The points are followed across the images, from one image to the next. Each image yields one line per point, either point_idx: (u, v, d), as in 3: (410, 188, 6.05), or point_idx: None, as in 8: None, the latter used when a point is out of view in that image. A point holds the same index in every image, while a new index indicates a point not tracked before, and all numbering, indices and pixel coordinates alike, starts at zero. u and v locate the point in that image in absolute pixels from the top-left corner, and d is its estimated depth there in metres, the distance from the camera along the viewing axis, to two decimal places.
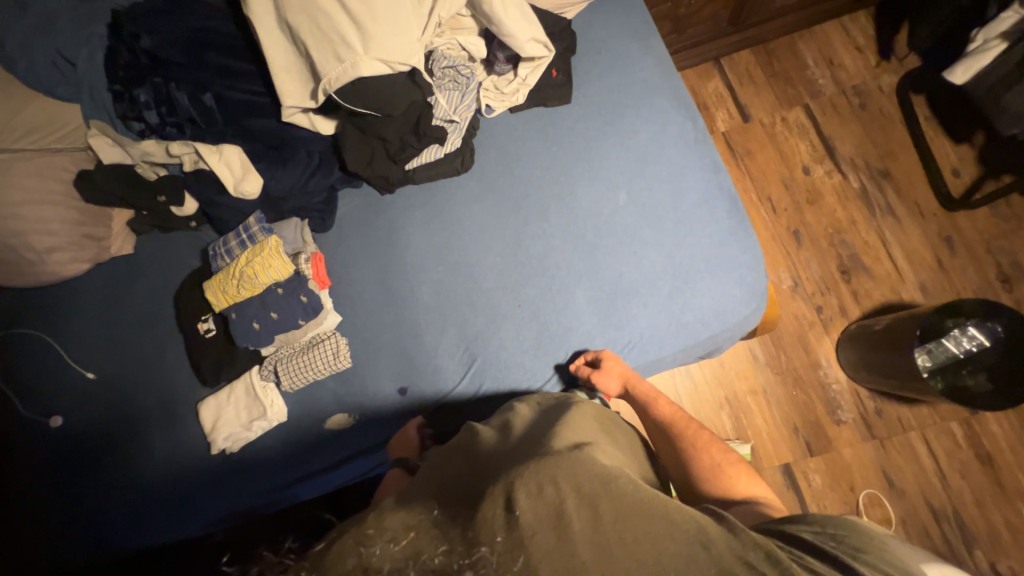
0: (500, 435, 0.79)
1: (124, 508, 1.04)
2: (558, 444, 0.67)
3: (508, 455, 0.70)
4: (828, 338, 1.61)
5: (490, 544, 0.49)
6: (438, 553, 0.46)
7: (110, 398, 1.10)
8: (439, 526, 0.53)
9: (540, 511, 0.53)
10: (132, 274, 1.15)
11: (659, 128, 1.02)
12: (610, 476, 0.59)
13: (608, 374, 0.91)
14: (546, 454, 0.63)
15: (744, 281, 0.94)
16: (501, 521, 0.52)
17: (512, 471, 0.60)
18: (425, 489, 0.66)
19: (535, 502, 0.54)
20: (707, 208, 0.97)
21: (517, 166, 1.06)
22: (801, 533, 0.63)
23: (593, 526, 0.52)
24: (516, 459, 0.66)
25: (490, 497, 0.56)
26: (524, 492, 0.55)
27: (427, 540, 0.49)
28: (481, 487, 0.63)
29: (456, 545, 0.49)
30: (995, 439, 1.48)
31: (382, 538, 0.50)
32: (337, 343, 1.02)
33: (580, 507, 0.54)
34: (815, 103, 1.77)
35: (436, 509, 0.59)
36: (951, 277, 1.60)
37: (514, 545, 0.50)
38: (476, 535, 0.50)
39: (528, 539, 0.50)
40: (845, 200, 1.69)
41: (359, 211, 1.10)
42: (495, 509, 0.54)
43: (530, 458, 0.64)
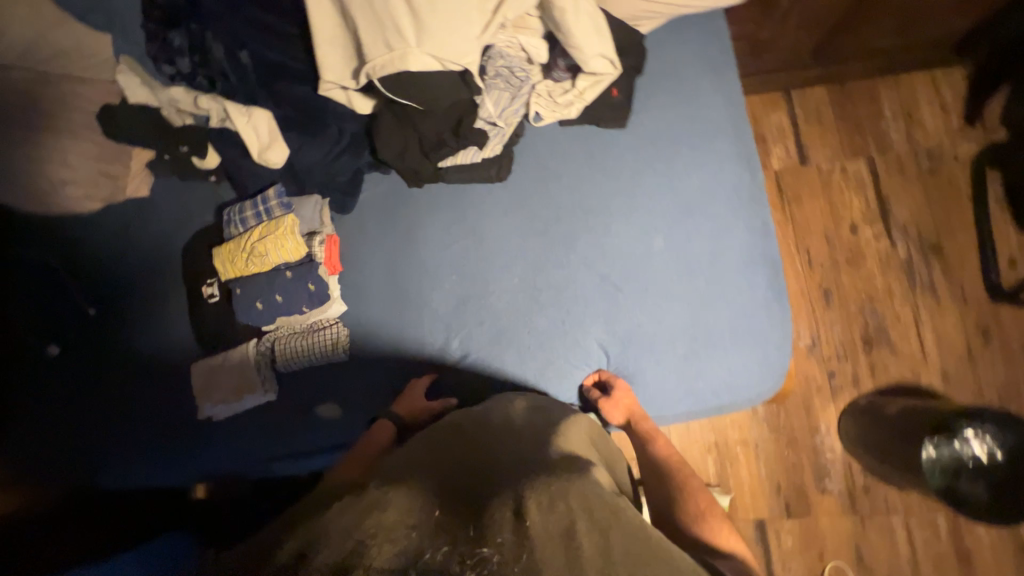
0: (502, 428, 0.77)
1: (112, 443, 1.06)
2: (560, 457, 0.65)
3: (511, 455, 0.69)
4: (834, 406, 1.56)
5: (494, 545, 0.49)
6: (438, 553, 0.47)
7: (106, 341, 1.10)
8: (440, 524, 0.53)
9: (550, 526, 0.51)
10: (145, 217, 1.12)
11: (713, 175, 0.95)
12: (621, 509, 0.56)
13: (615, 405, 0.90)
14: (556, 470, 0.61)
15: (766, 359, 0.89)
16: (510, 529, 0.51)
17: (523, 482, 0.59)
18: (422, 473, 0.66)
19: (546, 515, 0.52)
20: (746, 273, 0.91)
21: (554, 186, 1.00)
22: None
23: (604, 554, 0.49)
24: (522, 468, 0.63)
25: (501, 504, 0.56)
26: (535, 504, 0.54)
27: (431, 539, 0.50)
28: (490, 487, 0.61)
29: (459, 545, 0.49)
30: (977, 540, 1.46)
31: (381, 528, 0.50)
32: (339, 333, 1.01)
33: (590, 533, 0.51)
34: (881, 158, 1.65)
35: (440, 511, 0.57)
36: (977, 369, 1.52)
37: (518, 549, 0.48)
38: (481, 539, 0.50)
39: (532, 544, 0.49)
40: (887, 268, 1.60)
41: (381, 199, 1.05)
42: (505, 518, 0.53)
43: (534, 467, 0.63)
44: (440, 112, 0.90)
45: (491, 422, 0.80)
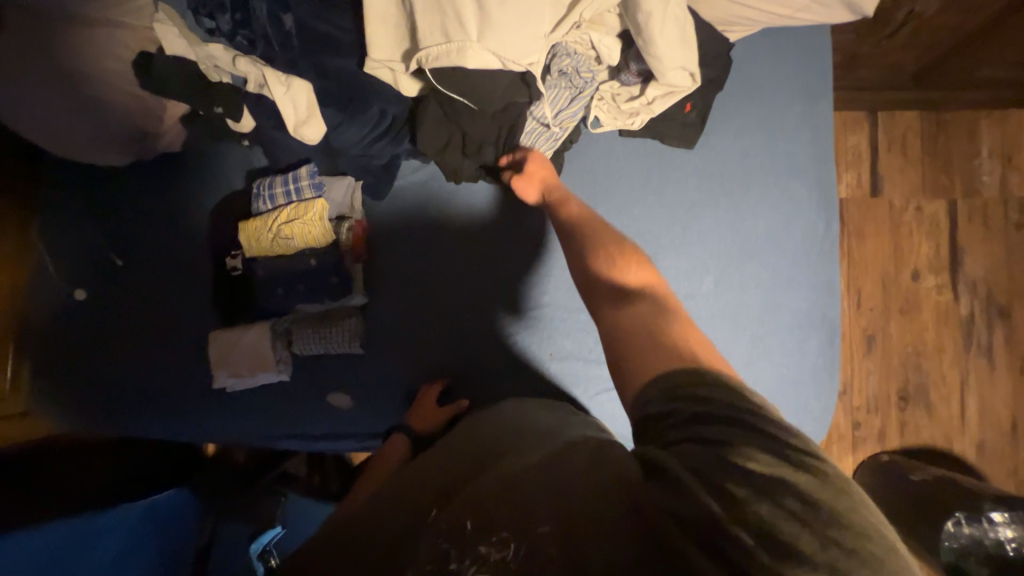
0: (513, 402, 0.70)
1: (131, 393, 1.08)
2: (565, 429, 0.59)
3: (517, 419, 0.63)
4: (851, 457, 1.49)
5: (490, 542, 0.47)
6: (435, 555, 0.47)
7: (128, 297, 1.10)
8: (437, 508, 0.51)
9: (547, 516, 0.47)
10: (178, 173, 1.10)
11: (782, 220, 0.85)
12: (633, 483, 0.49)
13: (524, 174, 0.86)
14: (568, 449, 0.54)
15: (800, 429, 0.83)
16: (502, 509, 0.48)
17: (517, 451, 0.55)
18: (429, 448, 0.64)
19: (538, 489, 0.49)
20: (798, 335, 0.84)
21: (603, 205, 0.91)
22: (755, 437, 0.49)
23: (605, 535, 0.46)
24: (532, 442, 0.57)
25: (490, 472, 0.53)
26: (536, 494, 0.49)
27: (430, 532, 0.49)
28: (494, 449, 0.57)
29: (455, 537, 0.48)
30: None
31: (383, 530, 0.51)
32: (356, 326, 0.97)
33: (583, 514, 0.47)
34: (964, 202, 1.48)
35: (440, 495, 0.52)
36: (1016, 446, 1.43)
37: (513, 539, 0.46)
38: (478, 530, 0.47)
39: (530, 539, 0.46)
40: (943, 324, 1.47)
41: (415, 189, 1.00)
42: (503, 506, 0.49)
43: (542, 439, 0.57)
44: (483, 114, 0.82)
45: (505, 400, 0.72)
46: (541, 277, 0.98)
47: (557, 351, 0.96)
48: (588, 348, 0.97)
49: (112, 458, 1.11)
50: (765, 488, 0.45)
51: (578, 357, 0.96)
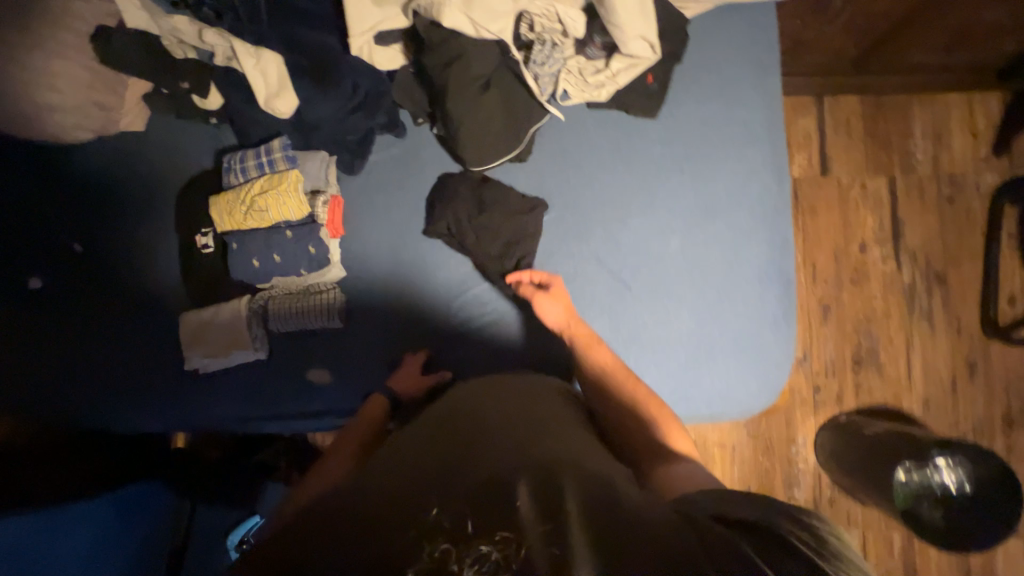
0: (495, 395, 0.70)
1: (95, 382, 1.04)
2: (556, 435, 0.61)
3: (504, 418, 0.64)
4: (813, 419, 1.57)
5: (491, 541, 0.45)
6: (432, 552, 0.44)
7: (88, 281, 1.05)
8: (432, 505, 0.49)
9: (544, 507, 0.49)
10: (138, 153, 1.06)
11: (740, 184, 0.91)
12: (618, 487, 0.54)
13: (551, 303, 0.88)
14: (557, 453, 0.57)
15: (764, 376, 0.89)
16: (506, 510, 0.48)
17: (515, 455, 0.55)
18: (411, 441, 0.61)
19: (541, 492, 0.50)
20: (758, 287, 0.90)
21: (574, 174, 0.95)
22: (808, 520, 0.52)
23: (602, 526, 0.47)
24: (524, 444, 0.58)
25: (493, 475, 0.52)
26: (530, 485, 0.51)
27: (427, 530, 0.46)
28: (488, 447, 0.57)
29: (453, 535, 0.46)
30: (929, 562, 1.50)
31: (371, 528, 0.47)
32: (335, 299, 0.96)
33: (593, 520, 0.48)
34: (902, 179, 1.61)
35: (434, 493, 0.50)
36: (957, 400, 1.55)
37: (518, 540, 0.45)
38: (479, 524, 0.46)
39: (529, 534, 0.46)
40: (888, 291, 1.59)
41: (391, 165, 1.00)
42: (499, 498, 0.49)
43: (533, 441, 0.59)
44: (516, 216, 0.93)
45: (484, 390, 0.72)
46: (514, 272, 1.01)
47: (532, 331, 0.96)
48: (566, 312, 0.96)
49: (74, 452, 1.05)
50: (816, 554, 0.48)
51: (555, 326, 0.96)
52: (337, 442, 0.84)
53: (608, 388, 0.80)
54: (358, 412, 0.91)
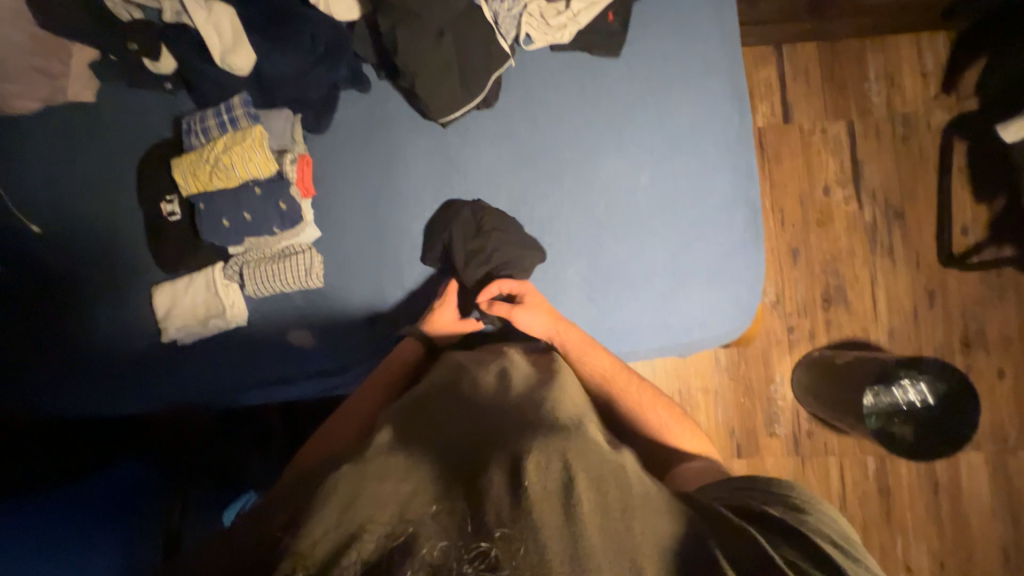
0: (495, 387, 0.72)
1: (68, 367, 1.01)
2: (557, 417, 0.62)
3: (505, 408, 0.65)
4: (789, 358, 1.63)
5: (493, 536, 0.46)
6: (433, 548, 0.45)
7: (48, 259, 1.01)
8: (434, 502, 0.50)
9: (548, 490, 0.49)
10: (91, 126, 1.02)
11: (703, 116, 0.94)
12: (620, 470, 0.56)
13: (532, 312, 0.88)
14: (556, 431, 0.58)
15: (738, 299, 0.93)
16: (508, 502, 0.48)
17: (517, 440, 0.56)
18: (412, 431, 0.62)
19: (545, 476, 0.50)
20: (726, 215, 0.93)
21: (542, 116, 0.96)
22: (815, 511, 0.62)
23: (602, 512, 0.50)
24: (524, 428, 0.58)
25: (494, 466, 0.52)
26: (532, 463, 0.51)
27: (428, 528, 0.47)
28: (489, 442, 0.58)
29: (455, 534, 0.46)
30: (902, 482, 1.59)
31: (370, 518, 0.47)
32: (311, 260, 0.95)
33: (596, 508, 0.50)
34: (859, 122, 1.67)
35: (436, 492, 0.50)
36: (919, 328, 1.64)
37: (519, 537, 0.46)
38: (479, 518, 0.47)
39: (532, 525, 0.46)
40: (852, 230, 1.66)
41: (358, 119, 0.98)
42: (498, 487, 0.50)
43: (531, 424, 0.59)
44: (520, 243, 0.92)
45: (483, 378, 0.75)
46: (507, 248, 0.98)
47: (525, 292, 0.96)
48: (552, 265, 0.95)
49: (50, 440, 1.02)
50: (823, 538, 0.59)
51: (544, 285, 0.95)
52: (363, 391, 0.85)
53: (615, 395, 0.84)
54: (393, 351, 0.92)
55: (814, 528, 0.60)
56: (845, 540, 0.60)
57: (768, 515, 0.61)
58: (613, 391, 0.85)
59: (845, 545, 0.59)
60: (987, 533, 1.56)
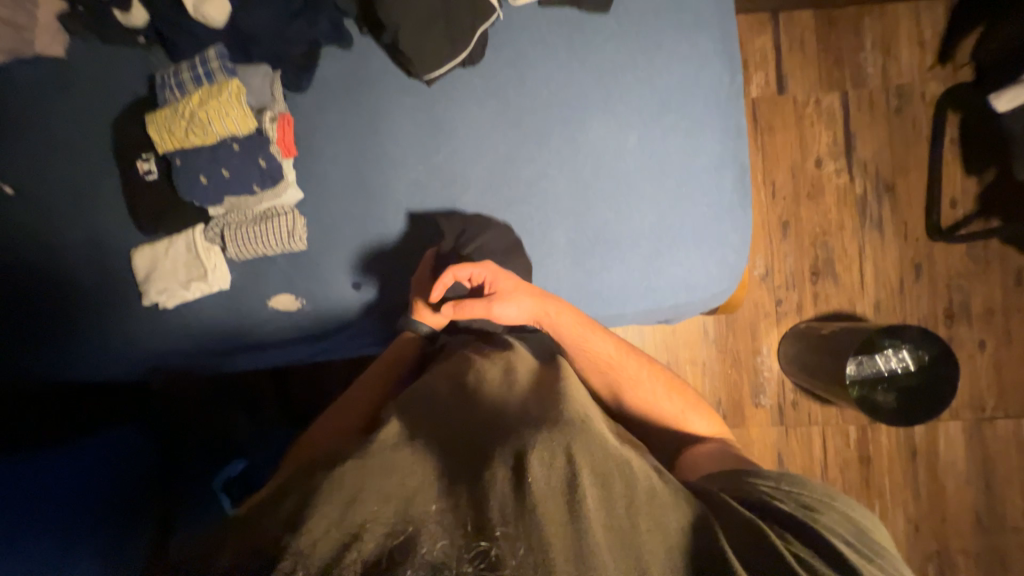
0: (500, 373, 0.71)
1: (46, 330, 0.99)
2: (563, 408, 0.60)
3: (508, 396, 0.64)
4: (776, 330, 1.65)
5: (495, 536, 0.47)
6: (435, 549, 0.46)
7: (22, 220, 0.98)
8: (437, 501, 0.50)
9: (551, 485, 0.50)
10: (61, 81, 0.98)
11: (693, 75, 0.92)
12: (626, 464, 0.56)
13: (506, 303, 0.83)
14: (560, 421, 0.57)
15: (724, 261, 0.93)
16: (511, 500, 0.49)
17: (520, 432, 0.55)
18: (415, 420, 0.62)
19: (548, 472, 0.51)
20: (714, 175, 0.92)
21: (529, 74, 0.93)
22: (835, 513, 0.63)
23: (603, 505, 0.52)
24: (530, 419, 0.58)
25: (499, 460, 0.52)
26: (537, 459, 0.51)
27: (429, 528, 0.48)
28: (495, 430, 0.57)
29: (456, 534, 0.47)
30: (882, 449, 1.63)
31: (374, 517, 0.48)
32: (294, 221, 0.93)
33: (600, 503, 0.51)
34: (853, 93, 1.66)
35: (439, 491, 0.51)
36: (904, 301, 1.65)
37: (520, 536, 0.47)
38: (481, 518, 0.48)
39: (534, 523, 0.47)
40: (842, 203, 1.66)
41: (340, 75, 0.95)
42: (499, 482, 0.50)
43: (535, 415, 0.59)
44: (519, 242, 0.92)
45: (488, 371, 0.71)
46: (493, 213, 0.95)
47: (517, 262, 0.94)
48: (540, 227, 0.93)
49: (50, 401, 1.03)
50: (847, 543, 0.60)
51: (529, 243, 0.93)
52: (368, 381, 0.85)
53: (622, 381, 0.85)
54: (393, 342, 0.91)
55: (827, 530, 0.61)
56: (860, 541, 0.61)
57: (784, 514, 0.62)
58: (617, 376, 0.85)
59: (862, 546, 0.60)
60: (962, 498, 1.62)
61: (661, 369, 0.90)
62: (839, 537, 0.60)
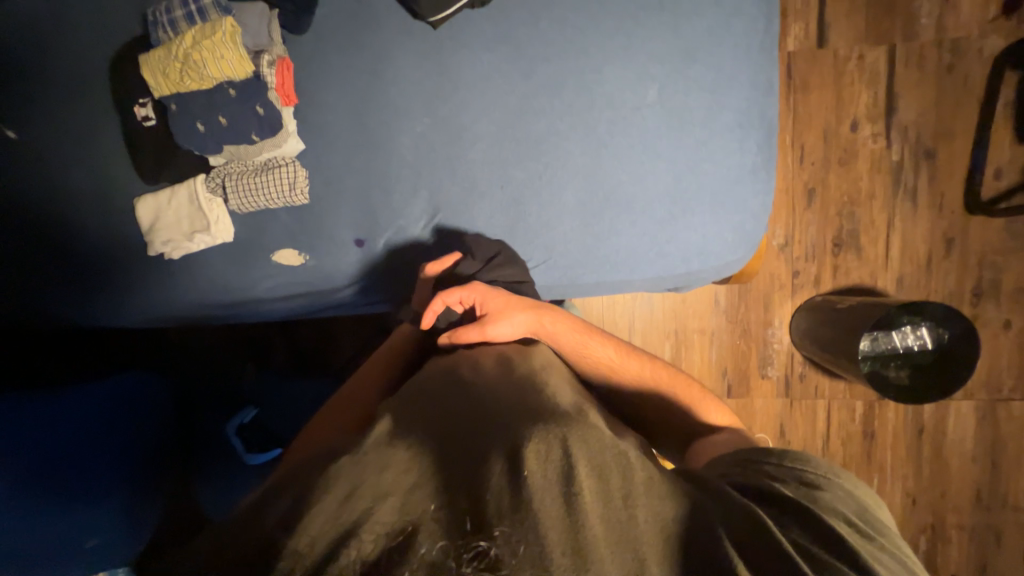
0: (498, 369, 0.69)
1: (52, 279, 0.98)
2: (558, 403, 0.58)
3: (506, 390, 0.63)
4: (791, 303, 1.60)
5: (493, 535, 0.43)
6: (430, 548, 0.42)
7: (23, 165, 0.97)
8: (434, 498, 0.47)
9: (548, 477, 0.47)
10: (53, 19, 0.94)
11: (724, 20, 0.84)
12: (623, 453, 0.52)
13: (503, 324, 0.79)
14: (555, 416, 0.55)
15: (740, 228, 0.89)
16: (507, 495, 0.45)
17: (516, 425, 0.53)
18: (411, 416, 0.60)
19: (544, 465, 0.48)
20: (738, 134, 0.86)
21: (543, 16, 0.86)
22: (838, 491, 0.61)
23: (604, 500, 0.48)
24: (524, 413, 0.55)
25: (497, 455, 0.49)
26: (533, 451, 0.49)
27: (429, 527, 0.44)
28: (490, 424, 0.55)
29: (451, 532, 0.44)
30: (887, 425, 1.62)
31: (371, 515, 0.45)
32: (296, 173, 0.91)
33: (601, 500, 0.47)
34: (902, 47, 1.51)
35: (433, 487, 0.48)
36: (930, 277, 1.58)
37: (518, 533, 0.43)
38: (478, 515, 0.44)
39: (533, 521, 0.43)
40: (876, 171, 1.56)
41: (340, 15, 0.89)
42: (496, 475, 0.47)
43: (529, 411, 0.56)
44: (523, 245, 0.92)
45: (484, 361, 0.72)
46: (498, 170, 0.90)
47: (524, 227, 0.91)
48: (548, 187, 0.89)
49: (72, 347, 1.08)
50: (853, 526, 0.57)
51: (536, 204, 0.90)
52: (362, 376, 0.83)
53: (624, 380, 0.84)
54: (386, 341, 0.88)
55: (826, 506, 0.59)
56: (862, 519, 0.59)
57: (788, 500, 0.59)
58: (619, 379, 0.84)
59: (863, 523, 0.58)
60: (964, 476, 1.61)
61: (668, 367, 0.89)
62: (843, 519, 0.57)
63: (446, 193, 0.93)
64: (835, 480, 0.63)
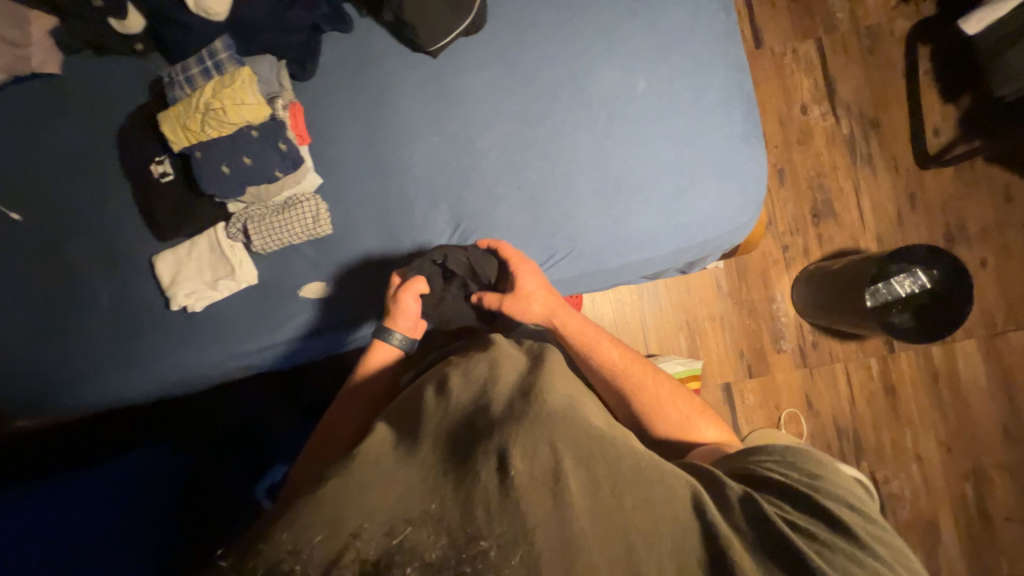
0: (485, 367, 0.65)
1: (69, 355, 0.94)
2: (553, 396, 0.59)
3: (497, 385, 0.62)
4: (787, 276, 1.68)
5: (489, 534, 0.47)
6: (433, 552, 0.46)
7: (31, 244, 0.95)
8: (432, 503, 0.50)
9: (537, 474, 0.50)
10: (60, 101, 0.97)
11: (691, 14, 0.95)
12: (609, 446, 0.55)
13: (527, 297, 0.86)
14: (540, 408, 0.56)
15: (745, 190, 0.95)
16: (497, 494, 0.49)
17: (501, 424, 0.54)
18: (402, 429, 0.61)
19: (531, 465, 0.50)
20: (724, 107, 0.95)
21: (530, 33, 0.95)
22: (836, 478, 0.63)
23: (591, 494, 0.51)
24: (511, 409, 0.56)
25: (481, 455, 0.51)
26: (518, 453, 0.50)
27: (424, 530, 0.48)
28: (475, 424, 0.56)
29: (454, 535, 0.47)
30: (903, 377, 1.66)
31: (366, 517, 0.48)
32: (318, 205, 0.92)
33: (589, 497, 0.51)
34: (827, 39, 1.71)
35: (427, 492, 0.51)
36: (904, 231, 1.70)
37: (514, 535, 0.47)
38: (472, 517, 0.48)
39: (523, 518, 0.47)
40: (832, 145, 1.71)
41: (343, 59, 0.96)
42: (486, 470, 0.50)
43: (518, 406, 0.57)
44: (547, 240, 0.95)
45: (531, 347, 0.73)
46: (513, 173, 0.95)
47: (546, 224, 0.95)
48: (562, 180, 0.94)
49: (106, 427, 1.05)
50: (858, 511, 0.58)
51: (554, 198, 0.95)
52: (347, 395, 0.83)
53: (624, 391, 0.84)
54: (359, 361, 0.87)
55: (829, 495, 0.60)
56: (865, 507, 0.60)
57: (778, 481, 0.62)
58: (620, 385, 0.84)
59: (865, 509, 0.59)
60: (987, 413, 1.65)
61: (672, 382, 0.87)
62: (845, 505, 0.59)
63: (466, 203, 0.96)
64: (832, 469, 0.64)
